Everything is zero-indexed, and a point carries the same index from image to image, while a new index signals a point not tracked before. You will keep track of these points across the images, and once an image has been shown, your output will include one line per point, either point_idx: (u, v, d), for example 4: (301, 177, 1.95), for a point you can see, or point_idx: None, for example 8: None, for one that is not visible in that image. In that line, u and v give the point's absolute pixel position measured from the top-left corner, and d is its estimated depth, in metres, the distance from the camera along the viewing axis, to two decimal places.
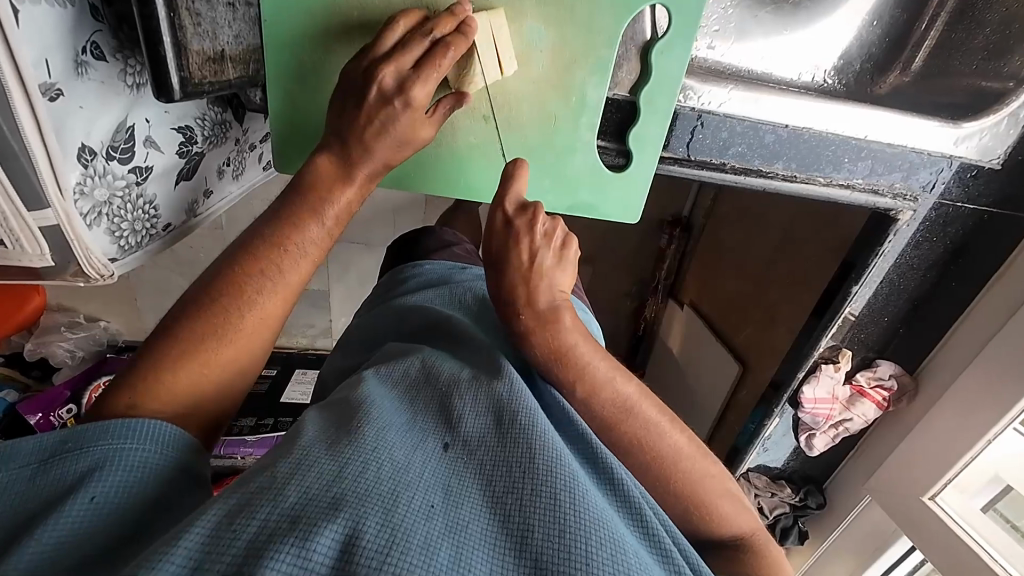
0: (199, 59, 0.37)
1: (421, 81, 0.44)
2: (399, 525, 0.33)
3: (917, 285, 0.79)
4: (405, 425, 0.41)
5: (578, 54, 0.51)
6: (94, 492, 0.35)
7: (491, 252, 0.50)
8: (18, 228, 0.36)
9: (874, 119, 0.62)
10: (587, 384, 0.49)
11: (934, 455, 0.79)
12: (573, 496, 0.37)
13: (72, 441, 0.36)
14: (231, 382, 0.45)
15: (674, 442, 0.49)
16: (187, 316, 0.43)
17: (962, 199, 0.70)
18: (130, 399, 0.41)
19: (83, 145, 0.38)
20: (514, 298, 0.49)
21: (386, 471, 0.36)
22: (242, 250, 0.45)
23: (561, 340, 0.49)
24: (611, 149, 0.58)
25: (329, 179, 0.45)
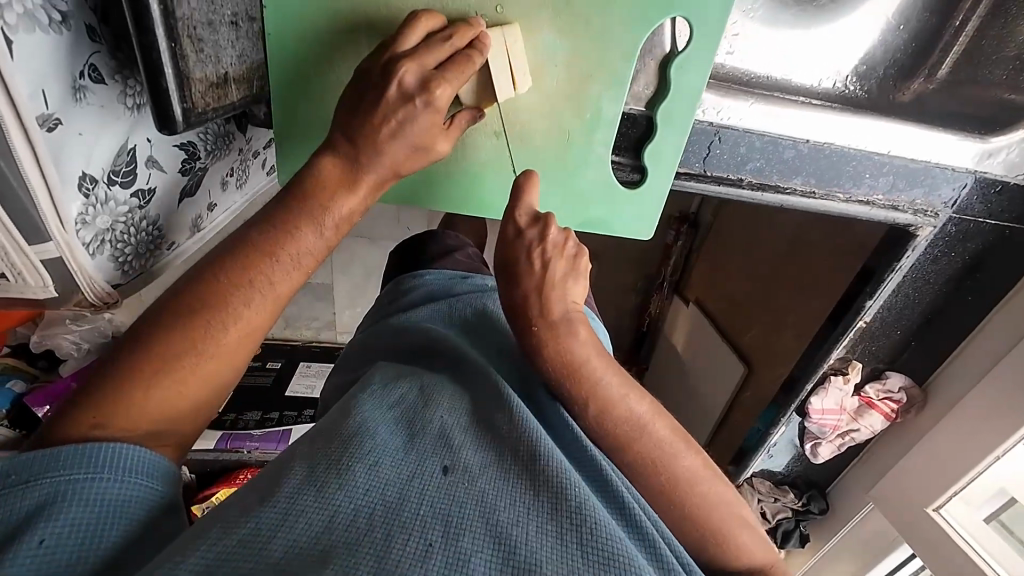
0: (202, 86, 0.35)
1: (446, 80, 0.42)
2: (394, 572, 0.33)
3: (932, 298, 0.78)
4: (403, 454, 0.41)
5: (594, 69, 0.49)
6: (47, 528, 0.33)
7: (502, 260, 0.48)
8: (21, 263, 0.35)
9: (897, 133, 0.60)
10: (600, 401, 0.47)
11: (941, 469, 0.79)
12: (572, 535, 0.38)
13: (24, 470, 0.34)
14: (211, 396, 0.42)
15: (689, 466, 0.47)
16: (161, 327, 0.39)
17: (984, 215, 0.68)
18: (99, 417, 0.38)
19: (84, 173, 0.37)
20: (526, 307, 0.47)
21: (382, 513, 0.36)
22: (227, 255, 0.41)
23: (575, 355, 0.47)
24: (625, 165, 0.56)
25: (331, 184, 0.42)
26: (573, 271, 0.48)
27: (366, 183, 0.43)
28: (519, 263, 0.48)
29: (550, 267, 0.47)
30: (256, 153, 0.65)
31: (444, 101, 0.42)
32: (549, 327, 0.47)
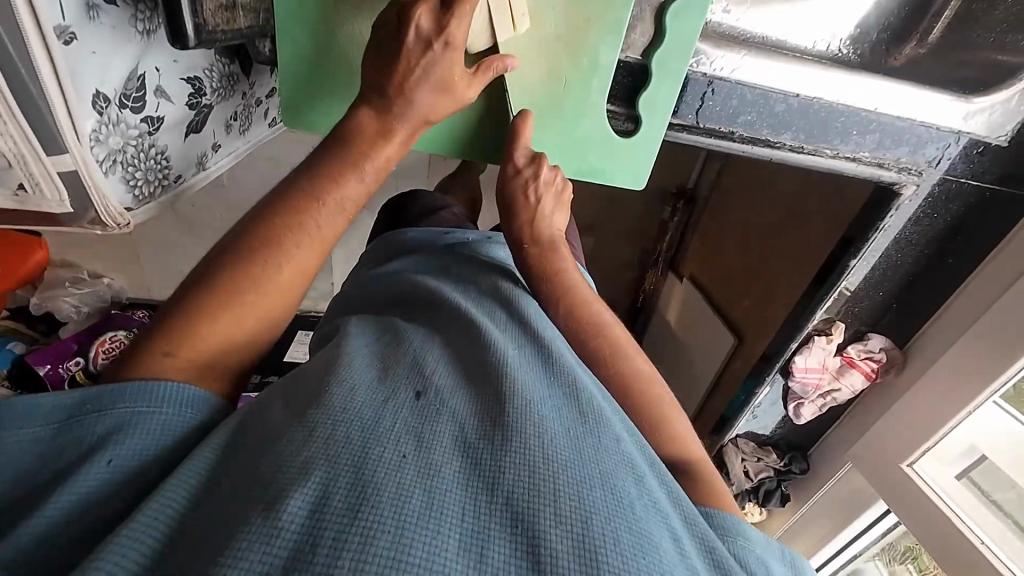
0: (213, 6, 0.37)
1: (457, 18, 0.46)
2: (370, 478, 0.35)
3: (914, 260, 0.81)
4: (376, 383, 0.44)
5: (591, 13, 0.50)
6: (114, 455, 0.36)
7: (500, 193, 0.56)
8: (38, 173, 0.37)
9: (886, 90, 0.61)
10: (569, 300, 0.56)
11: (916, 426, 0.83)
12: (539, 439, 0.40)
13: (92, 402, 0.37)
14: (263, 333, 0.46)
15: (639, 366, 0.54)
16: (225, 267, 0.43)
17: (967, 175, 0.70)
18: (169, 347, 0.41)
19: (98, 91, 0.38)
20: (522, 229, 0.57)
21: (358, 432, 0.38)
22: (280, 201, 0.45)
23: (553, 262, 0.57)
24: (620, 114, 0.58)
25: (370, 135, 0.47)
26: (561, 204, 0.57)
27: (397, 128, 0.48)
28: (518, 196, 0.56)
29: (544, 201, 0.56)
30: (259, 101, 0.66)
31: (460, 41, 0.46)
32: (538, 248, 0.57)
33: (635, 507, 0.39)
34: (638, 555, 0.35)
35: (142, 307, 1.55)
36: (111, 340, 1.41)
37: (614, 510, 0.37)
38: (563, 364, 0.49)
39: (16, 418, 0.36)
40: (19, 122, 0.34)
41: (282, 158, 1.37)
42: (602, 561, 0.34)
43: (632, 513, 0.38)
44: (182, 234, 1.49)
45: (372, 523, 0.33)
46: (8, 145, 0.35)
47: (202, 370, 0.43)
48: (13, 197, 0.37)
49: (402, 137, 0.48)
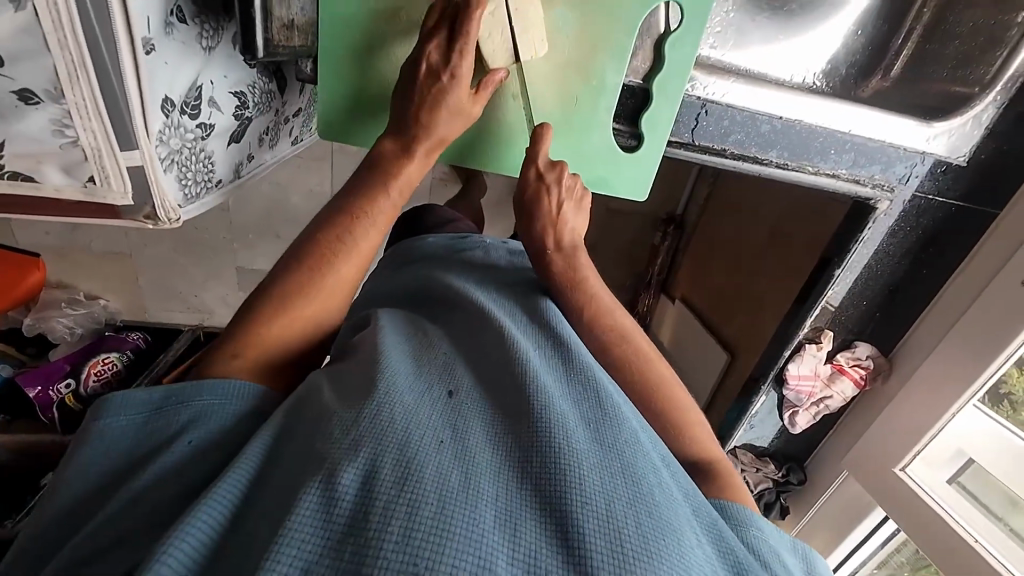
0: (279, 26, 0.45)
1: (461, 53, 0.50)
2: (413, 457, 0.37)
3: (893, 272, 0.87)
4: (413, 377, 0.46)
5: (599, 41, 0.57)
6: (191, 441, 0.40)
7: (523, 199, 0.60)
8: (110, 167, 0.40)
9: (857, 115, 0.69)
10: (593, 310, 0.58)
11: (906, 431, 0.86)
12: (566, 426, 0.42)
13: (175, 395, 0.42)
14: (313, 336, 0.50)
15: (658, 368, 0.56)
16: (282, 279, 0.49)
17: (933, 191, 0.78)
18: (235, 350, 0.46)
19: (166, 97, 0.43)
20: (544, 238, 0.60)
21: (400, 416, 0.40)
22: (328, 218, 0.51)
23: (578, 270, 0.60)
24: (623, 131, 0.64)
25: (390, 157, 0.52)
26: (577, 209, 0.61)
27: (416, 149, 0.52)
28: (537, 204, 0.60)
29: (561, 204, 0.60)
30: (287, 119, 0.70)
31: (465, 74, 0.50)
32: (563, 256, 0.60)
33: (658, 492, 0.40)
34: (662, 534, 0.37)
35: (135, 329, 1.53)
36: (105, 362, 1.32)
37: (638, 495, 0.39)
38: (578, 356, 0.51)
39: (112, 409, 0.40)
40: (103, 119, 0.38)
41: (288, 182, 1.42)
42: (628, 541, 0.35)
43: (654, 498, 0.39)
44: (183, 255, 1.51)
45: (417, 496, 0.35)
46: (88, 139, 0.38)
47: (260, 370, 0.47)
48: (82, 189, 0.40)
49: (421, 155, 0.53)
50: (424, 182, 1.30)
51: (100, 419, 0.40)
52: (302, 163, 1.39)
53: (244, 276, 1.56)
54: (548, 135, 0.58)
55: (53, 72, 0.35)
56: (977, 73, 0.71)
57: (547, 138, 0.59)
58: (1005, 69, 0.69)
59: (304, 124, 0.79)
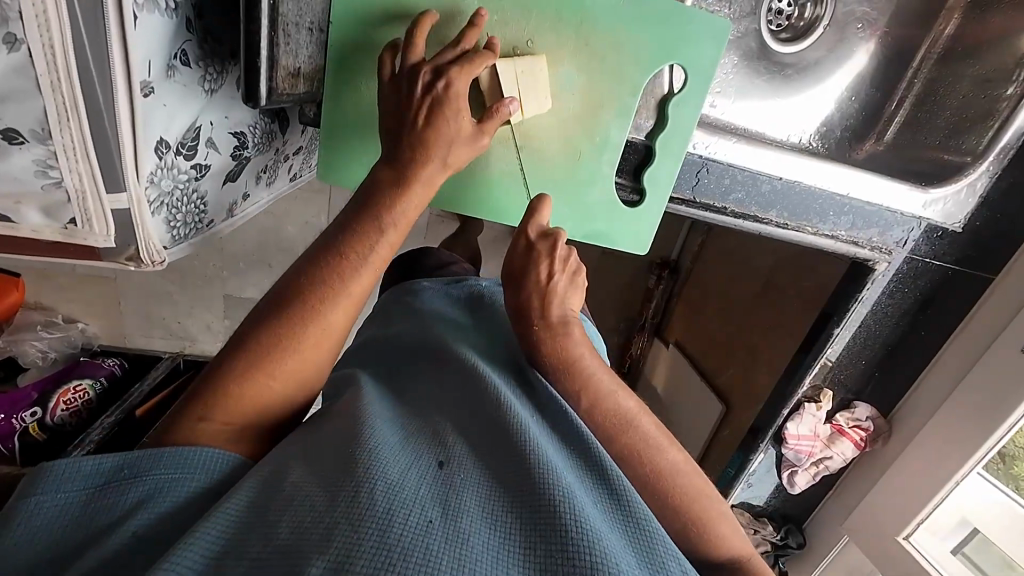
0: (285, 74, 0.46)
1: (460, 70, 0.47)
2: (396, 543, 0.34)
3: (890, 332, 0.86)
4: (401, 446, 0.42)
5: (604, 100, 0.57)
6: (142, 519, 0.36)
7: (509, 272, 0.55)
8: (93, 209, 0.38)
9: (859, 179, 0.69)
10: (592, 393, 0.52)
11: (910, 496, 0.83)
12: (570, 503, 0.38)
13: (131, 466, 0.38)
14: (292, 397, 0.46)
15: (674, 457, 0.51)
16: (261, 331, 0.44)
17: (930, 255, 0.79)
18: (203, 411, 0.42)
19: (161, 139, 0.42)
20: (529, 310, 0.54)
21: (384, 490, 0.37)
22: (318, 257, 0.46)
23: (570, 350, 0.53)
24: (626, 186, 0.64)
25: (386, 187, 0.47)
26: (574, 285, 0.56)
27: (413, 185, 0.47)
28: (526, 270, 0.54)
29: (551, 276, 0.54)
30: (287, 157, 0.70)
31: (462, 87, 0.46)
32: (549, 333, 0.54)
33: None
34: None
35: (112, 355, 1.47)
36: (74, 390, 1.27)
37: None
38: (588, 436, 0.48)
39: (53, 480, 0.36)
40: (90, 161, 0.36)
41: (283, 213, 1.41)
42: None
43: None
44: (172, 281, 1.47)
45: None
46: (73, 181, 0.36)
47: (232, 432, 0.43)
48: (61, 231, 0.39)
49: (422, 185, 0.47)
50: (421, 219, 1.29)
51: (36, 491, 0.36)
52: (300, 194, 1.38)
53: (232, 305, 1.53)
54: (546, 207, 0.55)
55: (43, 113, 0.33)
56: (968, 142, 0.73)
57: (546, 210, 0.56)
58: (997, 139, 0.71)
59: (303, 161, 0.78)
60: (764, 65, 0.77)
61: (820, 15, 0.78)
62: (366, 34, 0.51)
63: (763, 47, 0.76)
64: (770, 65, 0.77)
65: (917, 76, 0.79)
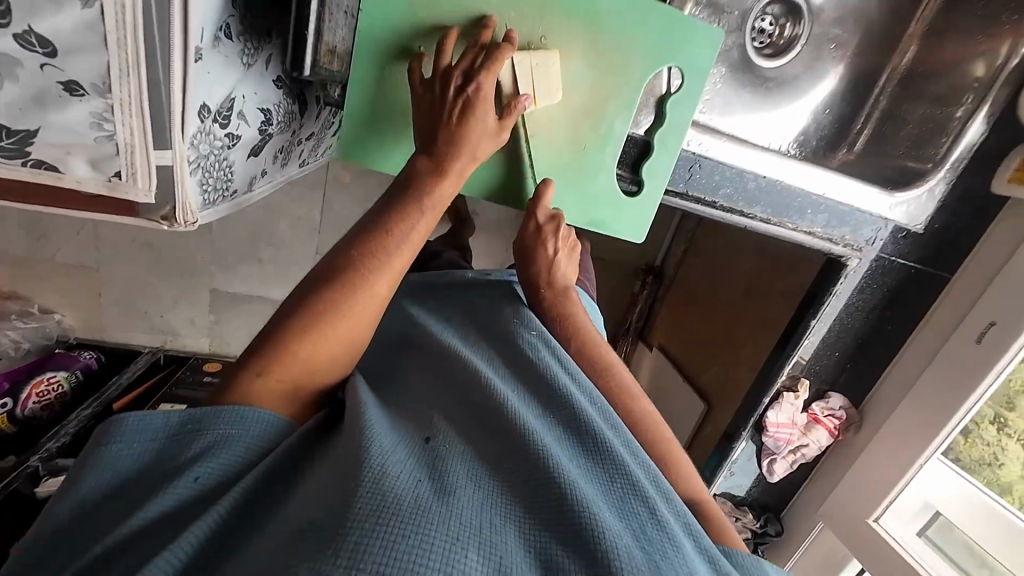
0: (326, 50, 0.49)
1: (486, 71, 0.52)
2: (390, 491, 0.36)
3: (860, 326, 0.93)
4: (390, 427, 0.45)
5: (611, 95, 0.62)
6: (203, 472, 0.37)
7: (520, 247, 0.64)
8: (139, 164, 0.40)
9: (832, 180, 0.77)
10: (583, 344, 0.60)
11: (880, 480, 0.89)
12: (551, 459, 0.41)
13: (195, 421, 0.39)
14: (337, 363, 0.47)
15: (643, 404, 0.55)
16: (309, 297, 0.45)
17: (895, 254, 0.86)
18: (259, 369, 0.42)
19: (204, 105, 0.44)
20: (537, 278, 0.64)
21: (376, 455, 0.39)
22: (363, 232, 0.48)
23: (567, 307, 0.62)
24: (625, 177, 0.69)
25: (425, 173, 0.51)
26: (571, 257, 0.65)
27: (450, 168, 0.51)
28: (537, 250, 0.63)
29: (556, 252, 0.63)
30: (301, 140, 0.72)
31: (487, 87, 0.51)
32: (554, 293, 0.64)
33: (644, 531, 0.38)
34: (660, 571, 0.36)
35: (91, 348, 1.44)
36: (47, 381, 1.28)
37: (629, 533, 0.38)
38: (569, 390, 0.50)
39: (123, 431, 0.37)
40: (143, 116, 0.38)
41: (278, 208, 1.41)
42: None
43: (648, 530, 0.39)
44: (156, 273, 1.43)
45: (392, 530, 0.33)
46: (124, 135, 0.38)
47: (283, 395, 0.44)
48: (104, 184, 0.40)
49: (457, 170, 0.52)
50: None
51: (105, 440, 0.37)
52: (295, 190, 1.39)
53: (217, 298, 1.49)
54: (549, 193, 0.60)
55: (106, 68, 0.36)
56: (929, 151, 0.81)
57: (548, 197, 0.61)
58: (951, 151, 0.79)
59: (314, 148, 0.81)
60: (748, 77, 0.84)
61: (798, 33, 0.86)
62: (392, 26, 0.55)
63: (748, 61, 0.84)
64: (753, 77, 0.85)
65: (882, 95, 0.87)
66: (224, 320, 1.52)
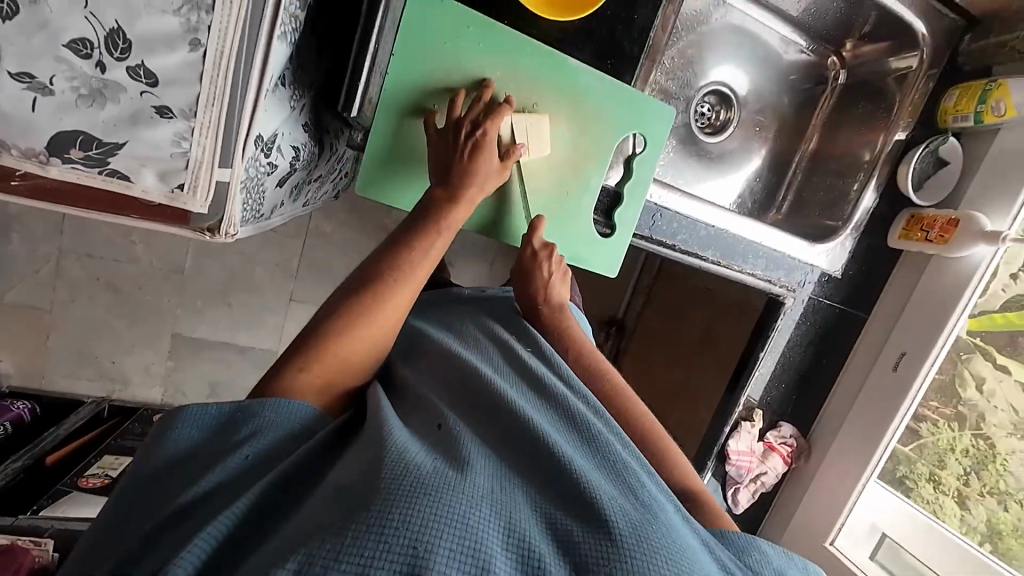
0: (367, 103, 0.65)
1: (492, 122, 0.63)
2: (412, 463, 0.41)
3: (802, 361, 1.06)
4: (404, 423, 0.51)
5: (588, 153, 0.75)
6: (250, 451, 0.43)
7: (519, 269, 0.75)
8: (202, 178, 0.46)
9: (767, 232, 0.92)
10: (578, 351, 0.70)
11: (832, 502, 0.98)
12: (547, 438, 0.47)
13: (243, 410, 0.45)
14: (364, 361, 0.54)
15: (634, 402, 0.66)
16: (345, 302, 0.53)
17: (822, 296, 1.02)
18: (301, 363, 0.49)
19: (259, 136, 0.52)
20: (536, 296, 0.74)
21: (397, 440, 0.45)
22: (391, 250, 0.57)
23: (565, 319, 0.73)
24: (600, 221, 0.81)
25: (442, 203, 0.61)
26: (564, 280, 0.75)
27: (462, 201, 0.62)
28: (535, 271, 0.73)
29: (551, 274, 0.73)
30: (312, 180, 0.79)
31: (493, 135, 0.63)
32: (551, 309, 0.74)
33: (634, 492, 0.44)
34: (648, 522, 0.41)
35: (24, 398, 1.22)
36: None
37: (620, 493, 0.43)
38: (558, 388, 0.57)
39: (185, 418, 0.44)
40: (215, 139, 0.45)
41: None
42: (613, 525, 0.39)
43: (636, 494, 0.44)
44: (117, 316, 1.25)
45: (415, 491, 0.38)
46: (196, 153, 0.45)
47: (322, 388, 0.50)
48: (166, 195, 0.46)
49: (467, 202, 0.62)
50: None
51: (170, 426, 0.44)
52: None
53: (179, 345, 1.31)
54: (540, 227, 0.73)
55: (195, 97, 0.43)
56: (839, 213, 1.00)
57: (540, 231, 0.74)
58: (854, 213, 0.98)
59: (318, 190, 0.88)
60: (693, 150, 1.03)
61: (731, 118, 1.05)
62: (412, 85, 0.66)
63: (693, 136, 1.02)
64: (697, 150, 1.03)
65: (799, 168, 1.07)
66: (182, 368, 1.33)
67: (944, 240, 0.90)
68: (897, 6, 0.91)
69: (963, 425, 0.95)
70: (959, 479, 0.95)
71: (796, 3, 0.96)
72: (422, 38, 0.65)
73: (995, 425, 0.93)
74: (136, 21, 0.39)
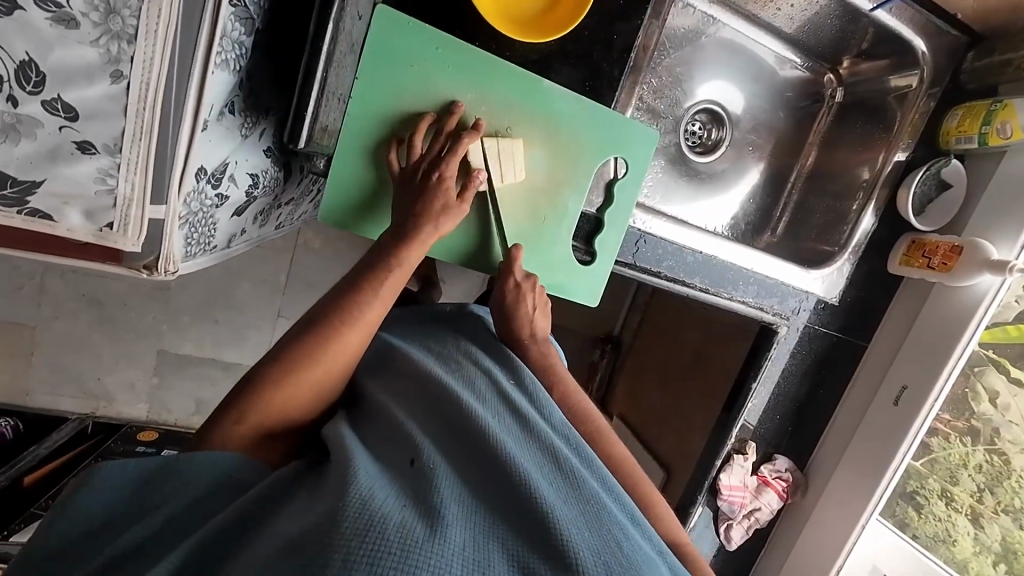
0: (319, 129, 0.61)
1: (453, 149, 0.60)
2: (377, 511, 0.38)
3: (798, 391, 1.00)
4: (374, 457, 0.47)
5: (565, 177, 0.72)
6: (167, 513, 0.40)
7: (501, 304, 0.69)
8: (134, 215, 0.43)
9: (756, 258, 0.88)
10: (558, 389, 0.66)
11: (829, 543, 0.93)
12: (526, 479, 0.43)
13: (166, 466, 0.42)
14: (304, 411, 0.51)
15: (612, 445, 0.62)
16: (288, 348, 0.50)
17: (819, 323, 0.97)
18: (236, 415, 0.47)
19: (202, 167, 0.49)
20: (521, 331, 0.69)
21: (363, 481, 0.41)
22: (340, 292, 0.54)
23: (549, 357, 0.69)
24: (580, 247, 0.77)
25: (392, 243, 0.58)
26: (546, 312, 0.71)
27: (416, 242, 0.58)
28: (518, 306, 0.69)
29: (535, 308, 0.69)
30: (281, 204, 0.76)
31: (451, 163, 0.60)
32: (537, 344, 0.70)
33: (619, 543, 0.40)
34: None
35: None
36: None
37: (604, 546, 0.40)
38: (538, 420, 0.52)
39: (101, 479, 0.40)
40: (146, 176, 0.43)
41: None
42: None
43: (619, 549, 0.40)
44: (100, 332, 1.17)
45: (378, 545, 0.35)
46: (125, 190, 0.42)
47: (257, 441, 0.48)
48: (94, 234, 0.43)
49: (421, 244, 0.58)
50: None
51: (83, 488, 0.40)
52: None
53: (165, 362, 1.22)
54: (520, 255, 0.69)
55: (120, 132, 0.40)
56: (835, 237, 0.95)
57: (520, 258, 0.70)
58: (852, 237, 0.93)
59: (291, 213, 0.85)
60: (683, 171, 0.99)
61: (722, 137, 1.01)
62: (377, 109, 0.63)
63: (683, 156, 0.99)
64: (688, 171, 0.99)
65: (795, 188, 1.03)
66: (168, 385, 1.24)
67: (947, 268, 0.85)
68: (894, 22, 0.87)
69: (975, 441, 0.90)
70: (972, 495, 0.91)
71: (790, 19, 0.93)
72: (387, 60, 0.62)
73: (1011, 441, 0.88)
74: (48, 53, 0.36)
